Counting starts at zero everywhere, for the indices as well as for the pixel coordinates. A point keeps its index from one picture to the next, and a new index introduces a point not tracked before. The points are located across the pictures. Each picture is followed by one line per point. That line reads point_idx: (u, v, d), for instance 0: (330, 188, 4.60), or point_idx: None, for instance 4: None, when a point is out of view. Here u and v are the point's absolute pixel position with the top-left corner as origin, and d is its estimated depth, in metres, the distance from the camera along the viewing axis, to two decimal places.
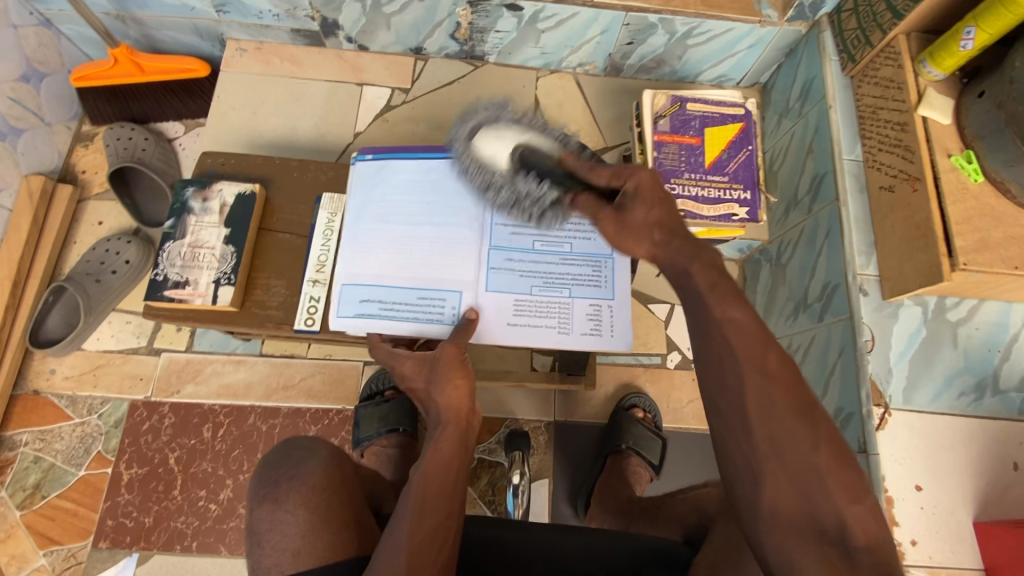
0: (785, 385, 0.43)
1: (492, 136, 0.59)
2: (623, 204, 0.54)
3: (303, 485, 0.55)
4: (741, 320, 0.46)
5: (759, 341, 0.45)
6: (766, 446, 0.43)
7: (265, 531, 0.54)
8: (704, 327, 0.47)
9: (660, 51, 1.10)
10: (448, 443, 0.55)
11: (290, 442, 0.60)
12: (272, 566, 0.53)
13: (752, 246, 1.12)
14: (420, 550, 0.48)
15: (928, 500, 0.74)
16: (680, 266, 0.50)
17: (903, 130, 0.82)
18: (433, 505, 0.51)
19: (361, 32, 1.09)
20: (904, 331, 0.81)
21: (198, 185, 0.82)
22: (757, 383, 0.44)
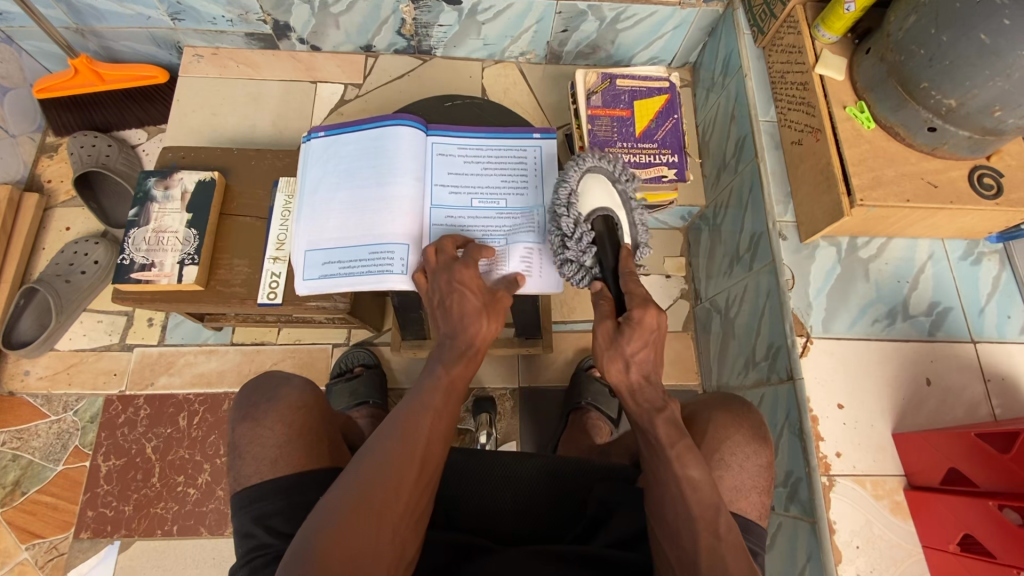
0: (733, 547, 0.53)
1: (592, 196, 0.66)
2: (628, 327, 0.58)
3: (281, 406, 0.61)
4: (698, 479, 0.55)
5: (711, 503, 0.54)
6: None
7: (247, 444, 0.59)
8: (665, 479, 0.55)
9: (593, 37, 1.18)
10: (465, 359, 0.60)
11: (267, 374, 0.66)
12: (254, 474, 0.58)
13: (693, 212, 1.20)
14: (434, 440, 0.55)
15: (849, 416, 0.82)
16: (645, 418, 0.58)
17: (804, 89, 0.90)
18: (449, 406, 0.57)
19: (312, 32, 1.16)
20: (820, 270, 0.89)
21: (159, 176, 0.87)
22: (710, 540, 0.53)
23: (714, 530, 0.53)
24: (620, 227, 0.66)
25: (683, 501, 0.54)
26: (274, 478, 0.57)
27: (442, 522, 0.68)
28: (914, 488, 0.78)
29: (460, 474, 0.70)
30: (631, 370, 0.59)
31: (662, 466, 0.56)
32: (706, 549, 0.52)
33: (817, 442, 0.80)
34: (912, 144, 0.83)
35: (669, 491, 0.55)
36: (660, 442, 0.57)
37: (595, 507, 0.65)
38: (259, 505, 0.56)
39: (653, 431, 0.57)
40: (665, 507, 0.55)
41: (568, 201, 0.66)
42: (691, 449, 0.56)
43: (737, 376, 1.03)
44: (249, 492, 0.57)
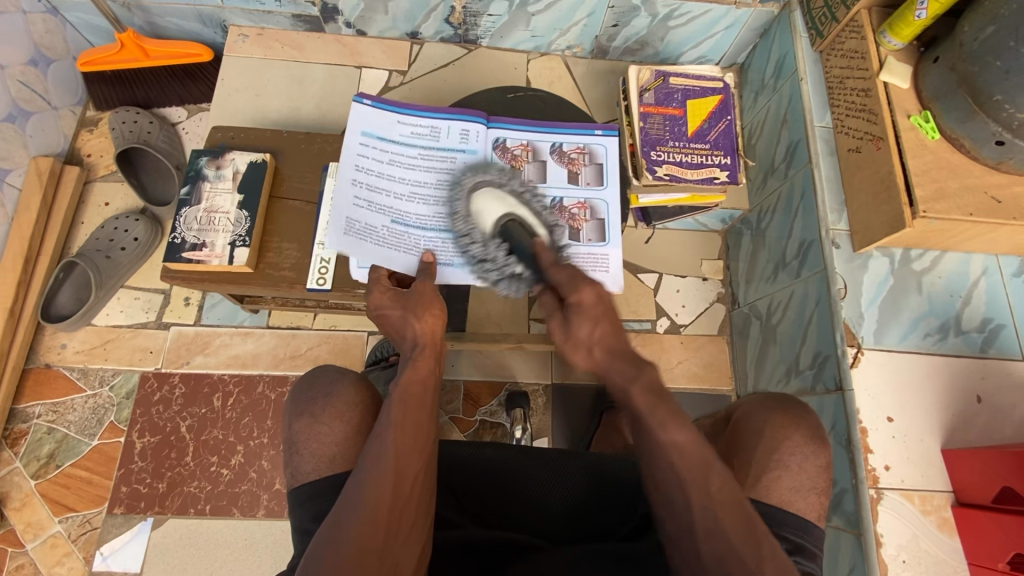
0: (726, 506, 0.48)
1: (482, 202, 0.66)
2: (569, 314, 0.55)
3: (336, 403, 0.60)
4: (685, 444, 0.49)
5: (700, 466, 0.49)
6: (713, 561, 0.48)
7: (303, 439, 0.59)
8: (651, 448, 0.50)
9: (643, 33, 1.17)
10: (426, 363, 0.58)
11: (319, 368, 0.64)
12: (312, 471, 0.58)
13: (734, 215, 1.19)
14: (407, 455, 0.52)
15: (898, 429, 0.81)
16: (622, 383, 0.52)
17: (866, 95, 0.89)
18: (416, 416, 0.54)
19: (360, 17, 1.14)
20: (873, 281, 0.88)
21: (211, 155, 0.87)
22: (701, 503, 0.48)
23: (707, 494, 0.48)
24: (526, 223, 0.63)
25: (671, 466, 0.49)
26: (331, 475, 0.57)
27: (490, 518, 0.67)
28: (960, 505, 0.78)
29: (506, 471, 0.67)
30: (593, 350, 0.54)
31: (644, 436, 0.51)
32: (700, 511, 0.48)
33: (866, 455, 0.79)
34: (976, 157, 0.82)
35: (656, 456, 0.50)
36: (640, 412, 0.51)
37: (645, 507, 0.65)
38: (315, 504, 0.56)
39: (632, 401, 0.51)
40: (659, 475, 0.50)
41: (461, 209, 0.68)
42: (675, 413, 0.50)
43: (777, 383, 1.02)
44: (310, 487, 0.57)
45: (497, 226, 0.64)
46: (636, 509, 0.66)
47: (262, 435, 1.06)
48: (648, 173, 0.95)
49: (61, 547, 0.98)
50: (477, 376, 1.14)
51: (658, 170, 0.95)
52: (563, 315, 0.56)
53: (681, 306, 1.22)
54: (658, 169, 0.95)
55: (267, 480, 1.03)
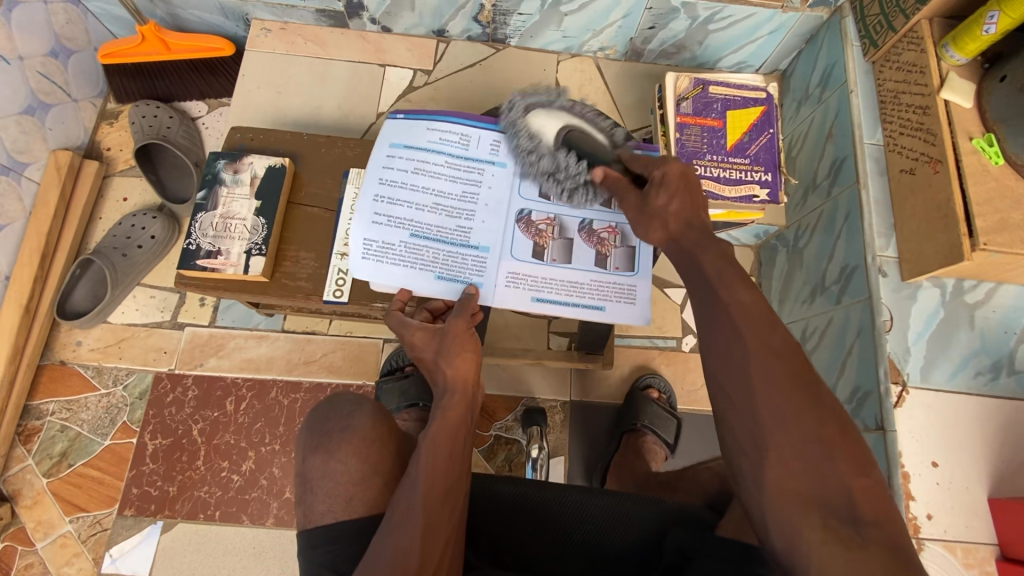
0: (791, 361, 0.45)
1: (543, 114, 0.68)
2: (649, 190, 0.56)
3: (352, 436, 0.57)
4: (749, 302, 0.48)
5: (765, 323, 0.47)
6: (770, 411, 0.44)
7: (318, 479, 0.57)
8: (712, 310, 0.49)
9: (681, 36, 1.11)
10: (457, 410, 0.59)
11: (335, 398, 0.62)
12: (326, 513, 0.55)
13: (769, 231, 1.13)
14: (437, 509, 0.52)
15: (943, 476, 0.76)
16: (692, 257, 0.52)
17: (924, 114, 0.83)
18: (449, 466, 0.55)
19: (385, 13, 1.10)
20: (921, 313, 0.82)
21: (229, 158, 0.84)
22: (762, 356, 0.45)
23: (768, 348, 0.45)
24: (586, 133, 0.65)
25: (730, 320, 0.47)
26: (346, 520, 0.55)
27: (511, 563, 0.64)
28: (1007, 559, 0.73)
29: (524, 508, 0.64)
30: (667, 223, 0.54)
31: (707, 301, 0.49)
32: (757, 370, 0.45)
33: (906, 501, 0.74)
34: None
35: (716, 319, 0.48)
36: (708, 276, 0.50)
37: (671, 556, 0.58)
38: (329, 550, 0.54)
39: (701, 268, 0.51)
40: (711, 336, 0.48)
41: (524, 115, 0.69)
42: (743, 277, 0.49)
43: None
44: (322, 532, 0.54)
45: (557, 140, 0.66)
46: (662, 558, 0.60)
47: (274, 441, 1.04)
48: None
49: (71, 547, 0.98)
50: (495, 389, 1.11)
51: None
52: (640, 193, 0.57)
53: None
54: None
55: (278, 488, 1.02)
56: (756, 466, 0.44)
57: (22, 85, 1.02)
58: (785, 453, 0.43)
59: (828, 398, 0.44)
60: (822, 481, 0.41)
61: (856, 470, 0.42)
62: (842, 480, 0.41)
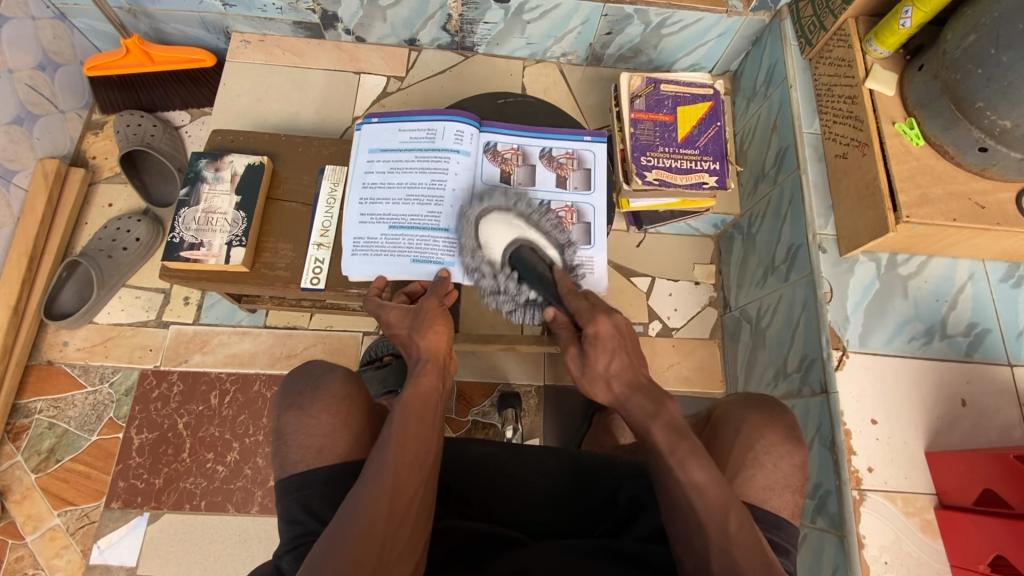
0: (744, 549, 0.51)
1: (493, 224, 0.72)
2: (585, 348, 0.58)
3: (325, 395, 0.62)
4: (704, 484, 0.52)
5: (721, 506, 0.51)
6: None
7: (292, 432, 0.61)
8: (670, 490, 0.53)
9: (637, 41, 1.19)
10: (430, 379, 0.63)
11: (309, 364, 0.66)
12: (299, 462, 0.60)
13: (726, 220, 1.20)
14: (406, 466, 0.57)
15: (882, 432, 0.82)
16: (642, 422, 0.56)
17: (853, 103, 0.91)
18: (422, 429, 0.59)
19: (359, 24, 1.17)
20: (859, 285, 0.89)
21: (210, 157, 0.89)
22: (719, 545, 0.51)
23: (725, 535, 0.51)
24: (538, 249, 0.70)
25: (688, 506, 0.52)
26: (317, 468, 0.59)
27: (476, 512, 0.68)
28: (944, 507, 0.78)
29: (492, 466, 0.69)
30: (611, 384, 0.58)
31: (663, 475, 0.54)
32: (715, 551, 0.51)
33: (849, 456, 0.80)
34: (961, 163, 0.83)
35: (673, 491, 0.53)
36: (660, 451, 0.54)
37: (625, 504, 0.66)
38: (304, 494, 0.58)
39: (652, 440, 0.54)
40: (674, 507, 0.53)
41: (475, 215, 0.74)
42: (696, 451, 0.53)
43: (765, 386, 1.03)
44: (295, 479, 0.59)
45: (505, 254, 0.71)
46: (616, 504, 0.67)
47: (257, 432, 1.08)
48: (638, 177, 0.97)
49: (60, 540, 1.00)
50: (471, 377, 1.15)
51: (647, 175, 0.97)
52: (580, 347, 0.59)
53: (674, 310, 1.23)
54: (648, 174, 0.97)
55: (262, 477, 1.05)
56: None
57: (11, 96, 1.06)
58: None
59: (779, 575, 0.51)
60: None
61: None
62: None
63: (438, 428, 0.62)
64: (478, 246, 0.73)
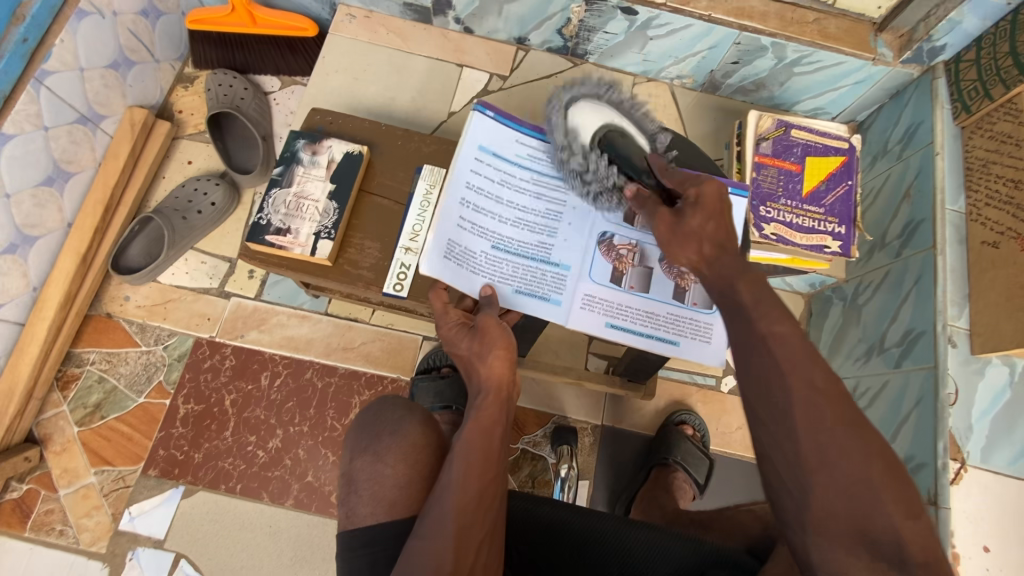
0: (834, 397, 0.43)
1: (586, 110, 0.64)
2: (683, 210, 0.55)
3: (403, 441, 0.58)
4: (786, 333, 0.46)
5: (804, 351, 0.45)
6: (812, 454, 0.42)
7: (363, 480, 0.57)
8: (749, 341, 0.47)
9: (763, 75, 1.09)
10: (490, 411, 0.57)
11: (386, 401, 0.63)
12: (369, 515, 0.55)
13: (825, 282, 1.11)
14: (467, 516, 0.51)
15: (995, 562, 0.73)
16: (727, 280, 0.52)
17: (1016, 187, 0.80)
18: (482, 469, 0.54)
19: (471, 15, 1.11)
20: (988, 391, 0.79)
21: (309, 139, 0.84)
22: (802, 392, 0.44)
23: (809, 383, 0.44)
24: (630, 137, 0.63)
25: (770, 355, 0.46)
26: (387, 523, 0.54)
27: None
28: None
29: (562, 532, 0.64)
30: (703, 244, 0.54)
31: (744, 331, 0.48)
32: (800, 401, 0.43)
33: None
34: None
35: (752, 351, 0.47)
36: (743, 303, 0.49)
37: None
38: (371, 551, 0.53)
39: (737, 296, 0.50)
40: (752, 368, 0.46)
41: (564, 120, 0.65)
42: (781, 304, 0.48)
43: None
44: (363, 534, 0.54)
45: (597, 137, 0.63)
46: None
47: (303, 422, 1.04)
48: (755, 229, 0.88)
49: (92, 499, 0.98)
50: (527, 401, 1.10)
51: (765, 227, 0.88)
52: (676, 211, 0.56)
53: None
54: (766, 226, 0.88)
55: (300, 470, 1.01)
56: (799, 504, 0.43)
57: (112, 41, 1.04)
58: (829, 494, 0.41)
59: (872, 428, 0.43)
60: (866, 519, 0.40)
61: (902, 506, 0.40)
62: (885, 518, 0.40)
63: (503, 466, 0.56)
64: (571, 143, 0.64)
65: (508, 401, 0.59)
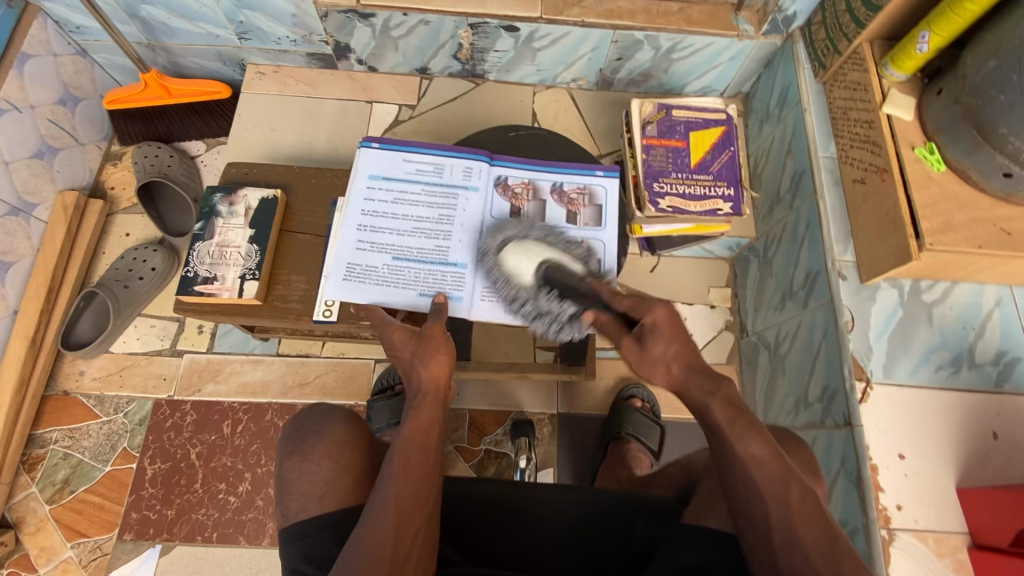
0: (808, 522, 0.50)
1: (519, 247, 0.68)
2: (641, 335, 0.56)
3: (328, 439, 0.63)
4: (762, 456, 0.51)
5: (781, 478, 0.51)
6: (789, 573, 0.49)
7: (294, 479, 0.62)
8: (729, 458, 0.53)
9: (647, 66, 1.19)
10: (430, 412, 0.59)
11: (312, 407, 0.67)
12: (301, 509, 0.61)
13: (741, 243, 1.19)
14: (406, 508, 0.53)
15: (911, 468, 0.79)
16: (700, 400, 0.54)
17: (870, 127, 0.89)
18: (420, 461, 0.56)
19: (371, 54, 1.19)
20: (881, 313, 0.86)
21: (225, 192, 0.90)
22: (781, 514, 0.50)
23: (786, 506, 0.50)
24: (562, 264, 0.66)
25: (748, 477, 0.51)
26: (320, 514, 0.60)
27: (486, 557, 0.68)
28: (978, 547, 0.75)
29: (502, 505, 0.70)
30: (670, 367, 0.55)
31: (722, 447, 0.53)
32: (779, 526, 0.50)
33: (876, 493, 0.77)
34: (984, 189, 0.81)
35: (734, 469, 0.53)
36: (719, 425, 0.53)
37: (639, 544, 0.65)
38: (306, 543, 0.59)
39: (710, 414, 0.54)
40: (734, 486, 0.53)
41: (497, 261, 0.70)
42: (754, 427, 0.52)
43: (786, 416, 1.00)
44: (296, 529, 0.60)
45: (536, 277, 0.66)
46: (629, 546, 0.66)
47: (269, 462, 1.07)
48: (651, 205, 0.96)
49: (72, 573, 1.00)
50: (484, 404, 1.14)
51: (660, 202, 0.95)
52: (635, 335, 0.56)
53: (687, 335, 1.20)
54: (661, 201, 0.96)
55: (273, 508, 1.04)
56: None
57: (32, 133, 1.09)
58: None
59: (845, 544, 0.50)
60: None
61: None
62: None
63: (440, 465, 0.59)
64: (508, 277, 0.69)
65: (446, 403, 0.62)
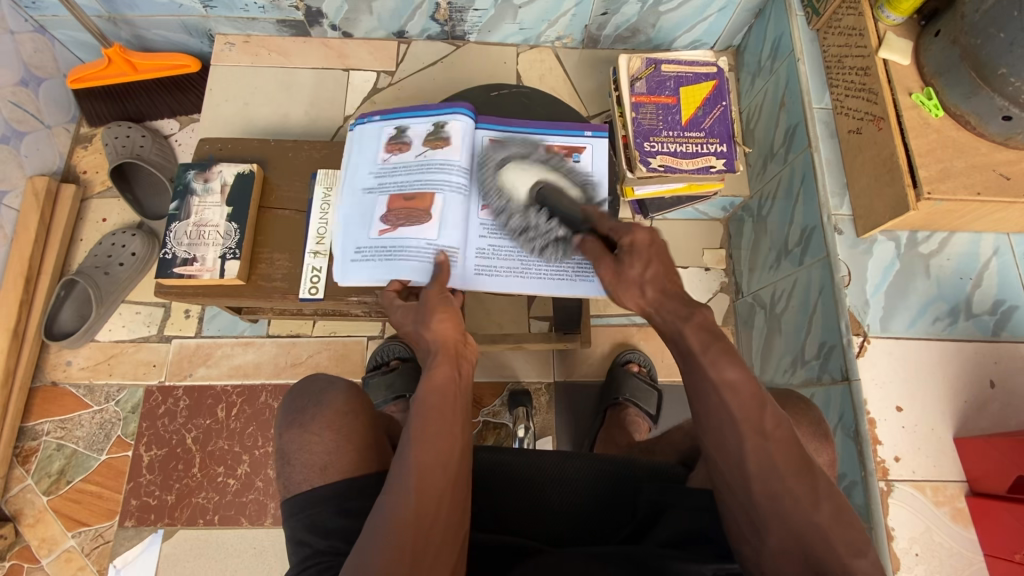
0: (781, 445, 0.47)
1: (513, 172, 0.71)
2: (621, 257, 0.57)
3: (327, 410, 0.61)
4: (737, 381, 0.48)
5: (755, 402, 0.48)
6: (767, 502, 0.46)
7: (295, 451, 0.60)
8: (701, 387, 0.50)
9: (634, 20, 1.13)
10: (442, 369, 0.56)
11: (311, 379, 0.66)
12: (303, 481, 0.59)
13: (734, 203, 1.16)
14: (428, 467, 0.49)
15: (908, 420, 0.79)
16: (674, 325, 0.53)
17: (865, 74, 0.86)
18: (432, 427, 0.52)
19: (345, 19, 1.13)
20: (878, 266, 0.85)
21: (199, 168, 0.86)
22: (756, 442, 0.47)
23: (761, 431, 0.47)
24: (562, 189, 0.68)
25: (722, 404, 0.48)
26: (322, 486, 0.58)
27: (493, 524, 0.66)
28: (975, 494, 0.75)
29: (506, 474, 0.68)
30: (645, 289, 0.55)
31: (694, 375, 0.50)
32: (756, 458, 0.47)
33: (874, 446, 0.77)
34: (983, 133, 0.78)
35: (707, 397, 0.49)
36: (691, 349, 0.51)
37: (645, 508, 0.63)
38: (310, 513, 0.57)
39: (683, 340, 0.52)
40: (704, 416, 0.50)
41: (497, 191, 0.73)
42: (727, 351, 0.50)
43: (783, 374, 1.00)
44: (301, 500, 0.58)
45: (533, 197, 0.69)
46: (637, 511, 0.65)
47: (266, 444, 1.06)
48: (642, 165, 0.93)
49: (76, 561, 1.00)
50: (480, 377, 1.13)
51: (652, 161, 0.92)
52: (615, 258, 0.57)
53: None
54: (652, 160, 0.92)
55: (273, 488, 1.04)
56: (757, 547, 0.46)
57: None
58: (782, 539, 0.45)
59: (822, 477, 0.47)
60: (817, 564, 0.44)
61: (849, 547, 0.44)
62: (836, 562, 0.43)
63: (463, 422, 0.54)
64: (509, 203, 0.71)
65: (459, 360, 0.58)
